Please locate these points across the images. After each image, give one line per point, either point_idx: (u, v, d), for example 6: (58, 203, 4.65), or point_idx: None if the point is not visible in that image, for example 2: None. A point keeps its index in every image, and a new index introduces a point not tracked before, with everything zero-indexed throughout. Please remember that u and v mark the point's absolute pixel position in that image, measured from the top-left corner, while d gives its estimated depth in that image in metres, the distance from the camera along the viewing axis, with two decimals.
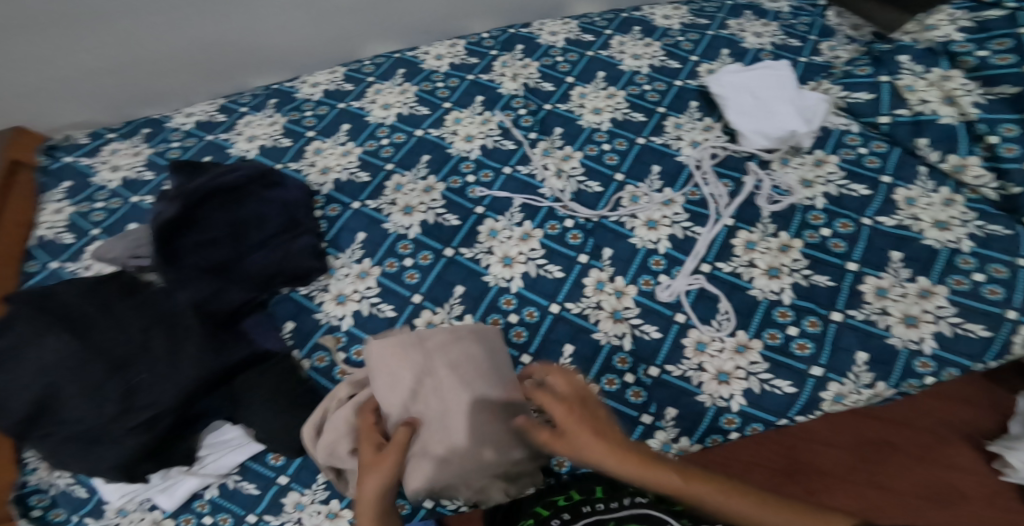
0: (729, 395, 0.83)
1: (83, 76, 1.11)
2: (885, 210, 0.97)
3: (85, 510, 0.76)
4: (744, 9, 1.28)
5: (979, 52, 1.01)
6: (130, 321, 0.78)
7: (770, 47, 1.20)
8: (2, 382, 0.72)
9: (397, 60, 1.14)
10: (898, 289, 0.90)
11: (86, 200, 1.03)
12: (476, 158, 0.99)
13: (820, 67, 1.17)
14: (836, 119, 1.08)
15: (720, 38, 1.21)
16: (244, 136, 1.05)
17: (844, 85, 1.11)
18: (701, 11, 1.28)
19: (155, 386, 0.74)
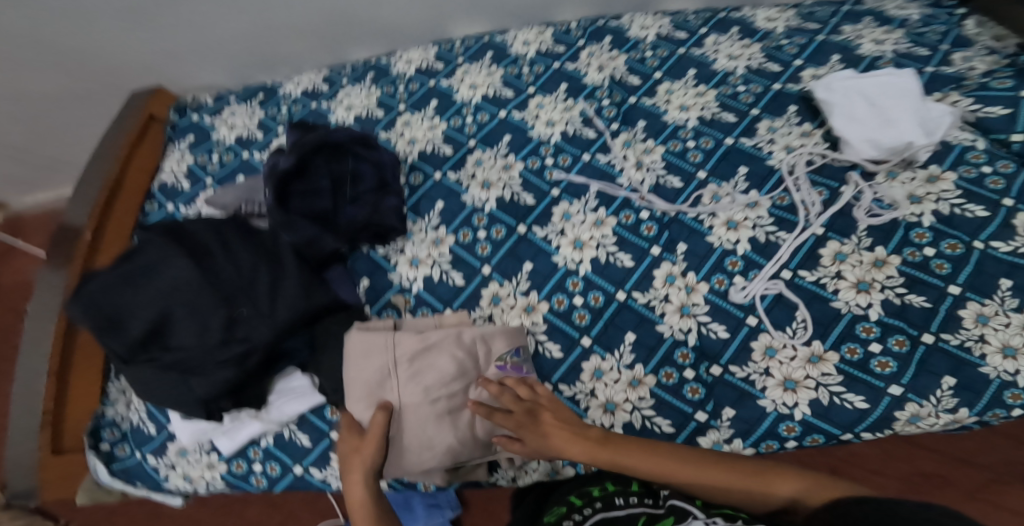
0: (794, 404, 0.81)
1: (221, 41, 1.23)
2: (1002, 235, 0.87)
3: (149, 448, 0.88)
4: (864, 15, 1.17)
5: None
6: (239, 259, 0.85)
7: (890, 55, 1.08)
8: (129, 299, 0.81)
9: (486, 44, 1.17)
10: (1002, 318, 0.81)
11: (204, 152, 1.13)
12: (555, 143, 1.00)
13: (949, 77, 1.04)
14: (960, 134, 0.96)
15: (831, 44, 1.13)
16: (343, 104, 1.11)
17: (975, 98, 0.99)
18: (811, 15, 1.20)
19: (255, 322, 0.81)
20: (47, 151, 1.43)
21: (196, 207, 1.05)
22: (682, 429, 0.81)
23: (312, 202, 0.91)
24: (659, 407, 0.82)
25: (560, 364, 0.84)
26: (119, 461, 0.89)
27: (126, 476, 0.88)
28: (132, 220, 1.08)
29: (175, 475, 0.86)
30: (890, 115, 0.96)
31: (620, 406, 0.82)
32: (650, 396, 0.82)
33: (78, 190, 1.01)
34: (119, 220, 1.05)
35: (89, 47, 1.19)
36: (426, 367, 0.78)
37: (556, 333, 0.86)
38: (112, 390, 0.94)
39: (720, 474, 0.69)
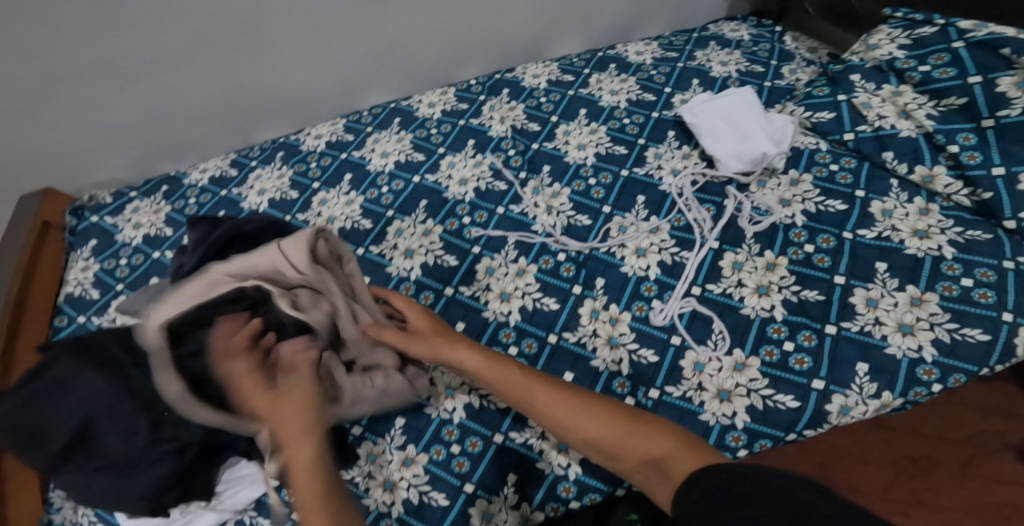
0: (733, 413, 0.85)
1: (110, 123, 1.17)
2: (863, 224, 1.01)
3: None
4: (710, 41, 1.38)
5: (921, 67, 1.07)
6: None
7: (736, 75, 1.28)
8: (38, 419, 0.77)
9: (392, 110, 1.21)
10: (888, 299, 0.92)
11: (111, 257, 1.09)
12: (470, 201, 1.04)
13: (784, 89, 1.26)
14: (804, 139, 1.15)
15: (690, 69, 1.29)
16: (254, 190, 1.10)
17: (805, 106, 1.18)
18: (671, 45, 1.38)
19: (179, 422, 0.79)
20: None
21: (111, 315, 1.02)
22: None
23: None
24: None
25: (507, 412, 0.88)
26: None
27: None
28: (41, 338, 1.01)
29: None
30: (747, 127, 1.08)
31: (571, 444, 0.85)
32: None
33: None
34: (30, 336, 1.00)
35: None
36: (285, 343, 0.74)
37: None
38: (54, 497, 0.87)
39: (595, 411, 0.74)
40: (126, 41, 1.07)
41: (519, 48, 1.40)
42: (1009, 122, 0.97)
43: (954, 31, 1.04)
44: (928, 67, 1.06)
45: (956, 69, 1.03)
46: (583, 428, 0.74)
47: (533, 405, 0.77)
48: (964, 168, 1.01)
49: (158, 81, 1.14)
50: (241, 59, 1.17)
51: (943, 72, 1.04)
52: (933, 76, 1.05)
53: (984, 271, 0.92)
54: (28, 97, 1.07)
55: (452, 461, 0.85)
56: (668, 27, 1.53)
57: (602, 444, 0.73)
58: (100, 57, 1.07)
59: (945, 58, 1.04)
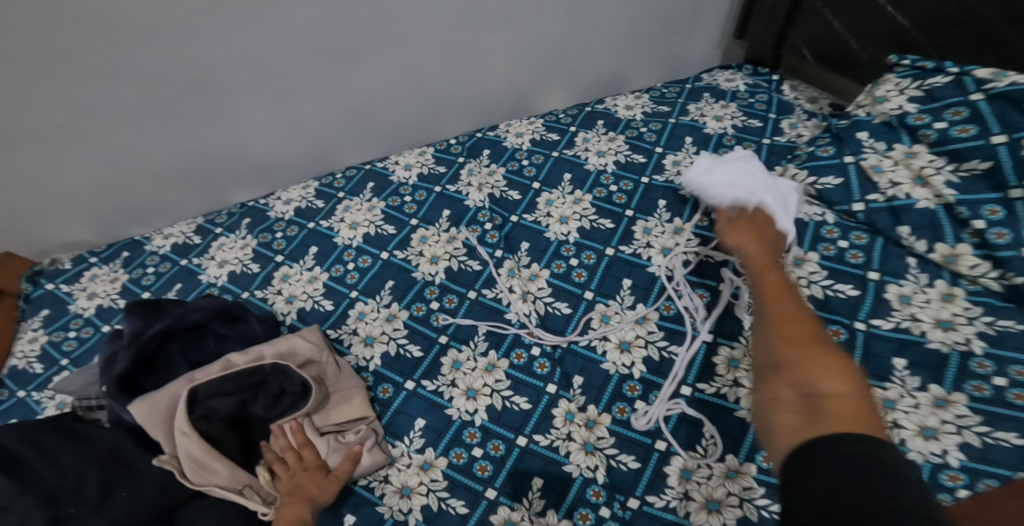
0: None
1: (73, 193, 1.12)
2: (878, 311, 0.92)
3: None
4: (705, 91, 1.31)
5: (937, 124, 0.96)
6: (65, 458, 0.77)
7: (732, 131, 1.20)
8: None
9: (367, 173, 1.14)
10: (907, 399, 0.83)
11: (60, 329, 1.04)
12: (440, 283, 0.98)
13: (784, 148, 1.17)
14: (809, 209, 1.05)
15: (682, 126, 1.21)
16: (215, 260, 1.05)
17: (808, 170, 1.07)
18: (663, 98, 1.31)
19: (84, 524, 0.72)
20: None
21: (50, 396, 0.96)
22: None
23: (166, 394, 0.79)
24: None
25: (467, 519, 0.78)
26: None
27: None
28: None
29: None
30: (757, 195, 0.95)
31: None
32: None
33: None
34: None
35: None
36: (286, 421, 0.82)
37: (458, 489, 0.80)
38: None
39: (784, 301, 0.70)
40: (84, 104, 1.01)
41: (505, 101, 1.34)
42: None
43: (971, 81, 0.94)
44: (945, 123, 0.96)
45: (977, 126, 0.92)
46: (781, 326, 0.66)
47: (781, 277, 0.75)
48: (991, 247, 0.89)
49: (116, 142, 1.08)
50: (204, 120, 1.11)
51: (962, 130, 0.94)
52: (950, 135, 0.95)
53: (1019, 369, 0.82)
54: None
55: None
56: (661, 77, 1.47)
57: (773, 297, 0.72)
58: (53, 120, 1.01)
59: (963, 113, 0.94)
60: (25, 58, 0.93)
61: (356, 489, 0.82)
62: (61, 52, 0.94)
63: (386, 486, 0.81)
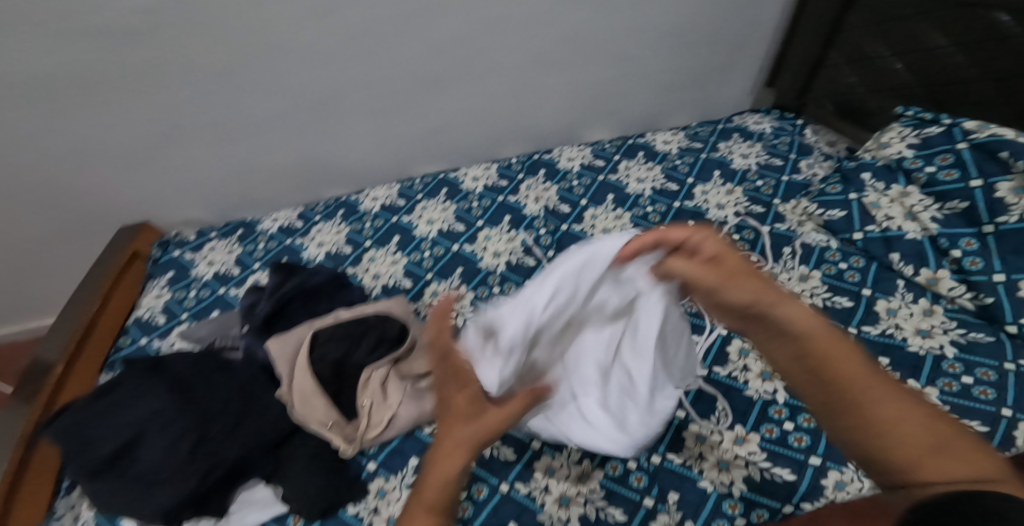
0: (730, 482, 0.93)
1: (204, 182, 1.36)
2: (869, 320, 1.08)
3: None
4: (733, 133, 1.51)
5: (928, 168, 1.16)
6: (220, 388, 0.98)
7: (755, 168, 1.39)
8: (104, 424, 0.92)
9: (441, 180, 1.37)
10: None
11: (182, 288, 1.26)
12: (502, 272, 1.17)
13: (800, 185, 1.33)
14: (816, 237, 1.22)
15: (712, 161, 1.41)
16: (315, 241, 1.27)
17: (818, 204, 1.25)
18: (697, 136, 1.51)
19: (223, 441, 0.93)
20: (23, 288, 1.50)
21: (170, 342, 1.17)
22: (633, 517, 0.91)
23: (294, 337, 1.02)
24: (609, 497, 0.94)
25: (513, 464, 0.98)
26: None
27: None
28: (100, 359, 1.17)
29: None
30: (618, 386, 0.90)
31: (573, 499, 0.94)
32: (599, 488, 0.95)
33: (59, 321, 1.13)
34: (93, 352, 1.16)
35: (79, 187, 1.31)
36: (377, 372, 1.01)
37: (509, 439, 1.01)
38: (59, 507, 0.98)
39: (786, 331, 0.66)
40: (232, 110, 1.26)
41: (558, 130, 1.55)
42: (1008, 229, 1.06)
43: (959, 132, 1.14)
44: (934, 167, 1.15)
45: (960, 171, 1.12)
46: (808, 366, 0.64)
47: (818, 323, 0.65)
48: (966, 273, 1.08)
49: (244, 141, 1.32)
50: (314, 128, 1.34)
51: (948, 174, 1.13)
52: (938, 177, 1.14)
53: (985, 371, 0.98)
54: (145, 150, 1.27)
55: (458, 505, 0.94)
56: (697, 118, 1.69)
57: (828, 355, 0.63)
58: (206, 123, 1.26)
59: (950, 158, 1.14)
60: (201, 71, 1.18)
61: (419, 435, 1.01)
62: (227, 68, 1.19)
63: None
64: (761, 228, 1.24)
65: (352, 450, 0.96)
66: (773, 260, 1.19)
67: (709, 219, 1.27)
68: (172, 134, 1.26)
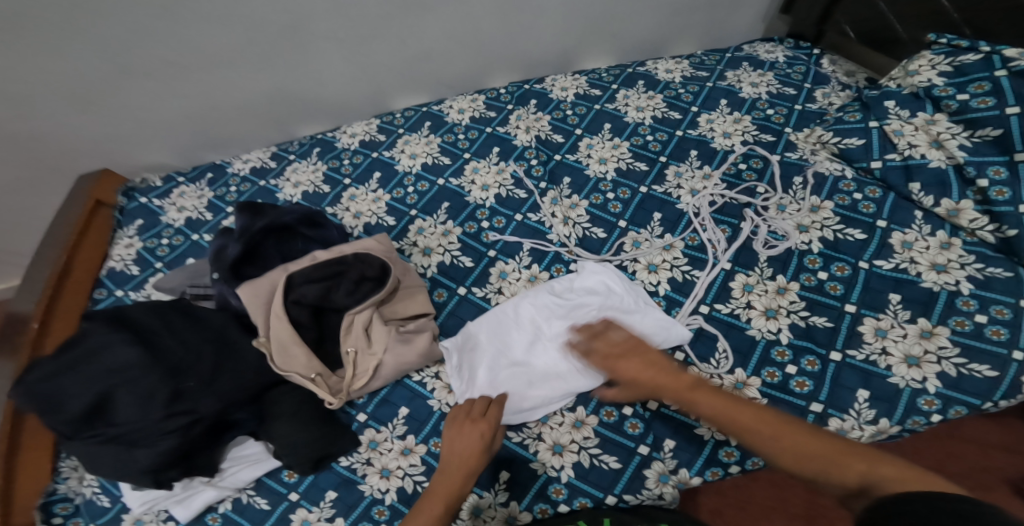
0: None
1: (175, 125, 1.27)
2: (881, 254, 1.00)
3: (104, 519, 0.89)
4: (743, 61, 1.36)
5: (960, 95, 1.02)
6: (189, 337, 0.89)
7: (766, 97, 1.26)
8: (63, 384, 0.83)
9: (424, 114, 1.27)
10: (897, 330, 0.93)
11: (154, 236, 1.18)
12: (490, 206, 1.11)
13: (815, 113, 1.22)
14: (830, 165, 1.12)
15: (719, 89, 1.29)
16: (290, 182, 1.19)
17: (834, 131, 1.14)
18: (702, 64, 1.37)
19: (198, 395, 0.85)
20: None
21: (145, 293, 1.10)
22: (628, 465, 0.87)
23: (267, 282, 0.94)
24: (604, 445, 0.88)
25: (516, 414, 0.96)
26: None
27: None
28: (81, 306, 1.10)
29: None
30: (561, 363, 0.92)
31: (567, 447, 0.88)
32: (593, 435, 0.89)
33: (26, 279, 1.05)
34: (70, 304, 1.08)
35: (24, 135, 1.19)
36: (352, 323, 0.93)
37: None
38: (63, 467, 0.94)
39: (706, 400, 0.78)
40: (200, 44, 1.15)
41: (551, 59, 1.43)
42: None
43: (999, 59, 1.00)
44: (967, 95, 1.01)
45: (996, 99, 0.98)
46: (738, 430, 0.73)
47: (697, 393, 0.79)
48: (991, 204, 0.98)
49: (208, 77, 1.21)
50: (286, 61, 1.23)
51: (981, 101, 1.00)
52: (970, 105, 1.01)
53: (1000, 309, 0.92)
54: (100, 90, 1.16)
55: None
56: (701, 46, 1.56)
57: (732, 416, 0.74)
58: (173, 59, 1.16)
59: (985, 87, 1.00)
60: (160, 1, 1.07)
61: (408, 383, 0.96)
62: None
63: (436, 382, 0.95)
64: (770, 157, 1.15)
65: (338, 402, 0.90)
66: (782, 191, 1.10)
67: (713, 148, 1.18)
68: (134, 70, 1.15)
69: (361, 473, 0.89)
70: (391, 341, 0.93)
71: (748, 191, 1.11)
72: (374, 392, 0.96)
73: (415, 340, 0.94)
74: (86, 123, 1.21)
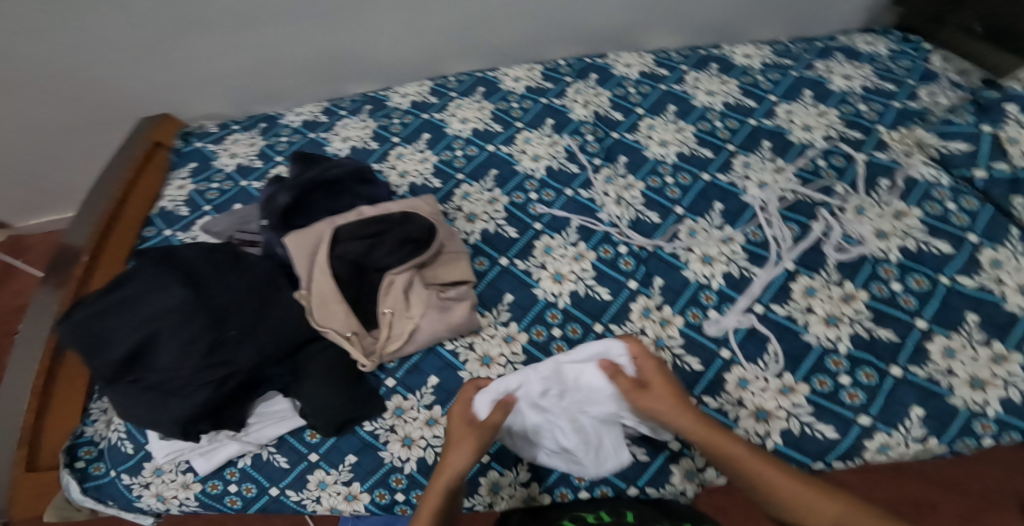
0: (766, 433, 0.82)
1: (230, 75, 1.25)
2: (967, 270, 0.92)
3: (124, 467, 0.89)
4: (837, 51, 1.27)
5: None
6: (235, 283, 0.88)
7: (860, 91, 1.17)
8: (109, 323, 0.80)
9: (478, 79, 1.23)
10: (967, 351, 0.85)
11: (205, 180, 1.17)
12: (540, 178, 1.06)
13: (915, 113, 1.12)
14: (926, 170, 1.03)
15: (805, 79, 1.20)
16: (338, 136, 1.17)
17: (938, 133, 1.05)
18: (787, 52, 1.28)
19: (238, 345, 0.84)
20: (52, 180, 1.47)
21: (193, 235, 1.08)
22: (656, 456, 0.84)
23: (313, 233, 0.92)
24: (634, 434, 0.85)
25: None
26: (92, 479, 0.89)
27: (98, 493, 0.89)
28: (130, 245, 1.10)
29: (148, 494, 0.87)
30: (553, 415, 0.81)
31: None
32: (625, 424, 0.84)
33: (80, 213, 1.06)
34: (118, 244, 1.09)
35: (87, 79, 1.20)
36: (392, 284, 0.90)
37: (534, 363, 0.88)
38: (93, 410, 0.95)
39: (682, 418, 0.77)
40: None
41: (629, 33, 1.37)
42: None
43: None
44: None
45: None
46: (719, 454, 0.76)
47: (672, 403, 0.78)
48: None
49: (267, 31, 1.19)
50: (345, 18, 1.20)
51: None
52: None
53: None
54: (163, 42, 1.16)
55: None
56: (789, 32, 1.46)
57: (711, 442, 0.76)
58: (231, 12, 1.14)
59: None
60: None
61: (441, 352, 0.92)
62: None
63: (469, 353, 0.91)
64: (855, 156, 1.06)
65: (371, 364, 0.87)
66: (865, 192, 1.02)
67: (789, 141, 1.10)
68: (188, 20, 1.13)
69: (384, 440, 0.86)
70: (429, 309, 0.89)
71: (824, 189, 1.03)
72: (404, 357, 0.92)
73: (455, 309, 0.90)
74: (141, 71, 1.20)
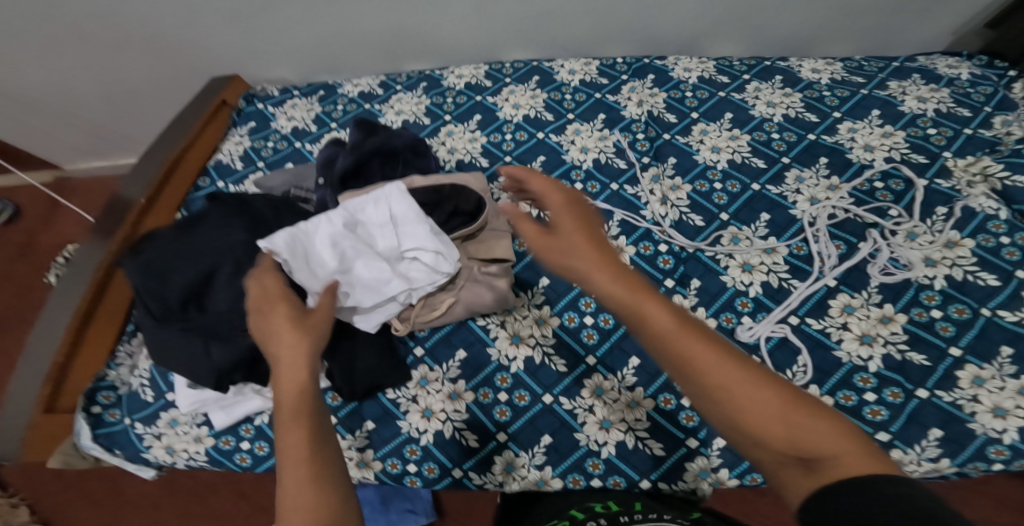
0: None
1: (297, 43, 1.29)
2: (1010, 304, 0.90)
3: (139, 415, 0.93)
4: (913, 72, 1.24)
5: None
6: None
7: (931, 114, 1.15)
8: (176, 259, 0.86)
9: (534, 68, 1.24)
10: (997, 382, 0.84)
11: (261, 138, 1.21)
12: (587, 169, 1.08)
13: (986, 141, 1.10)
14: (986, 202, 1.00)
15: (874, 98, 1.19)
16: (393, 109, 1.20)
17: (1006, 165, 1.03)
18: (859, 69, 1.26)
19: None
20: (113, 127, 1.54)
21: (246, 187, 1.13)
22: (672, 453, 0.84)
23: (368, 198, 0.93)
24: (654, 430, 0.85)
25: (564, 377, 0.89)
26: (106, 426, 0.93)
27: (108, 441, 0.92)
28: (178, 200, 1.12)
29: (158, 445, 0.91)
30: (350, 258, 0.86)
31: (615, 424, 0.85)
32: (645, 419, 0.85)
33: (142, 162, 1.09)
34: (170, 197, 1.10)
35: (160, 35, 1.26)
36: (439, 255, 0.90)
37: (562, 349, 0.91)
38: (120, 353, 0.98)
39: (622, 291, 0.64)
40: None
41: (698, 37, 1.36)
42: None
43: None
44: None
45: None
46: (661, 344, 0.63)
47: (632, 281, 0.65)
48: None
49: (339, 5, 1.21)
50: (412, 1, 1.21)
51: None
52: None
53: None
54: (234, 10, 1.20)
55: (495, 407, 0.87)
56: (865, 50, 1.42)
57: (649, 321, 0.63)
58: None
59: None
60: None
61: (472, 326, 0.94)
62: None
63: (499, 332, 0.93)
64: (915, 181, 1.05)
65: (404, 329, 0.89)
66: (918, 218, 1.01)
67: (848, 159, 1.09)
68: None
69: (404, 410, 0.88)
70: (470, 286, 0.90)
71: (878, 210, 1.02)
72: (435, 328, 0.94)
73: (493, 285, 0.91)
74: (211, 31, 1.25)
